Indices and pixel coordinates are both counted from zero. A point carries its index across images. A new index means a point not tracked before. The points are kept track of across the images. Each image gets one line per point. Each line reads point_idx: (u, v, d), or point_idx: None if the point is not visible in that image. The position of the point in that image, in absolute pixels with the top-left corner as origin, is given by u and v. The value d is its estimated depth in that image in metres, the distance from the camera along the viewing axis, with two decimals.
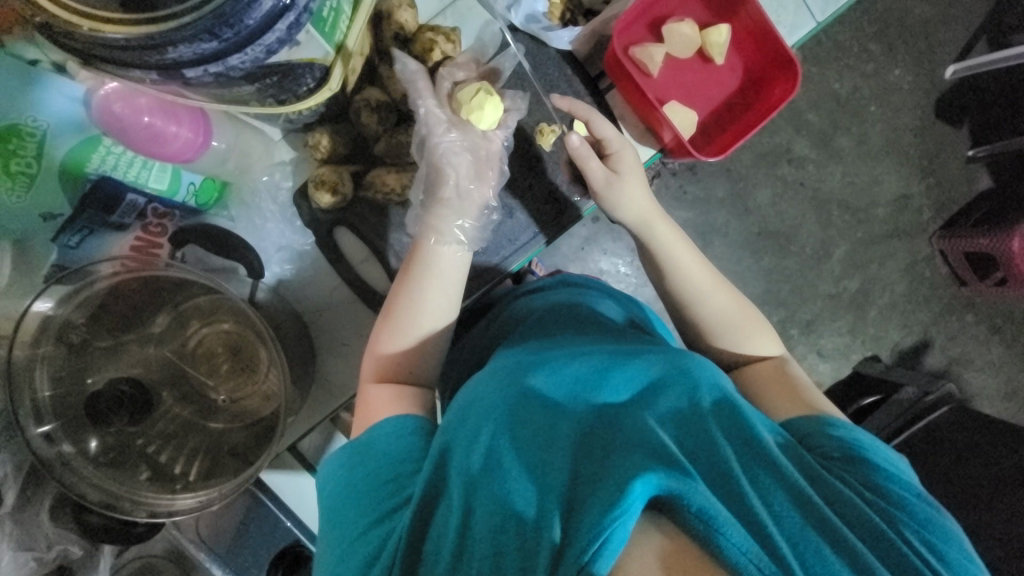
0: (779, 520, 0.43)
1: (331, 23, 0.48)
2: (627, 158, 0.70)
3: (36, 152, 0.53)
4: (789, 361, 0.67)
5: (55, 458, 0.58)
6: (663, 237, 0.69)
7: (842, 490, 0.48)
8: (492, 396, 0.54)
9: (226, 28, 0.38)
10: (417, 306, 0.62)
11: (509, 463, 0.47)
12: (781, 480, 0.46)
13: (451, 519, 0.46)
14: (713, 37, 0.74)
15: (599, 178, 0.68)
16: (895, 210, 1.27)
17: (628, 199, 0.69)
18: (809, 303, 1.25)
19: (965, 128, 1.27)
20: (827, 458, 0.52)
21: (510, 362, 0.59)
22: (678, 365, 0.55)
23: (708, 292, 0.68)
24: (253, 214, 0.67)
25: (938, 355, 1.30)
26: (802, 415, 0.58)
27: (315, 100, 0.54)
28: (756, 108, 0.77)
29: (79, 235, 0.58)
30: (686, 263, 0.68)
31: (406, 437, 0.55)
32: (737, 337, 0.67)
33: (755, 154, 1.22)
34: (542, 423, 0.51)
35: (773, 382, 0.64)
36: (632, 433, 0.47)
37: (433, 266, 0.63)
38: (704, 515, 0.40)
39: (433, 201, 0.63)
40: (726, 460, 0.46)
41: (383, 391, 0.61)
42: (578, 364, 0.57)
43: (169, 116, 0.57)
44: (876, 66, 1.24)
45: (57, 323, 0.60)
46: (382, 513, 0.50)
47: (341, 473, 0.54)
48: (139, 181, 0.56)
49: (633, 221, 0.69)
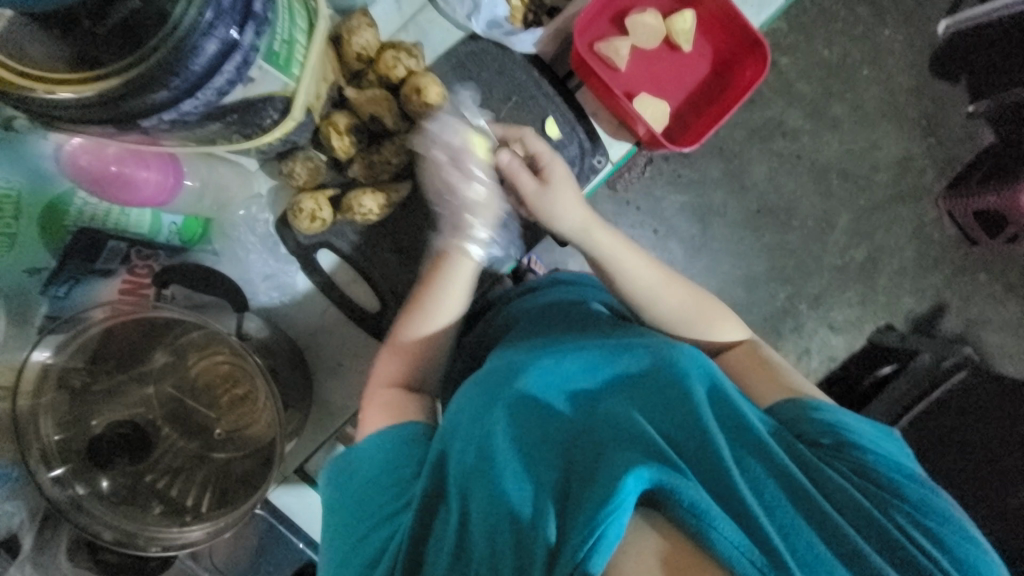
0: (771, 510, 0.42)
1: (285, 56, 0.48)
2: (560, 169, 0.64)
3: (14, 212, 0.55)
4: (760, 343, 0.66)
5: (67, 502, 0.60)
6: (607, 244, 0.64)
7: (833, 476, 0.47)
8: (486, 399, 0.53)
9: (175, 77, 0.39)
10: (438, 302, 0.63)
11: (502, 463, 0.46)
12: (773, 468, 0.45)
13: (450, 519, 0.46)
14: (678, 25, 0.73)
15: (529, 191, 0.62)
16: (898, 173, 1.23)
17: (565, 210, 0.63)
18: (815, 277, 1.24)
19: (962, 83, 1.23)
20: (816, 445, 0.51)
21: (503, 363, 0.58)
22: (667, 359, 0.54)
23: (660, 293, 0.65)
24: (236, 247, 0.67)
25: (955, 318, 1.28)
26: (788, 399, 0.56)
27: (282, 130, 0.55)
28: (728, 94, 0.77)
29: (66, 286, 0.60)
30: (638, 264, 0.64)
31: (408, 444, 0.55)
32: (698, 328, 0.65)
33: (747, 131, 1.19)
34: (536, 422, 0.49)
35: (753, 369, 0.62)
36: (623, 430, 0.46)
37: (456, 279, 0.63)
38: (696, 511, 0.39)
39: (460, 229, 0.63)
40: (718, 452, 0.45)
41: (391, 394, 0.61)
42: (570, 364, 0.55)
43: (138, 162, 0.56)
44: (864, 30, 1.21)
45: (56, 371, 0.61)
46: (384, 515, 0.50)
47: (341, 479, 0.54)
48: (121, 224, 0.59)
49: (573, 233, 0.64)
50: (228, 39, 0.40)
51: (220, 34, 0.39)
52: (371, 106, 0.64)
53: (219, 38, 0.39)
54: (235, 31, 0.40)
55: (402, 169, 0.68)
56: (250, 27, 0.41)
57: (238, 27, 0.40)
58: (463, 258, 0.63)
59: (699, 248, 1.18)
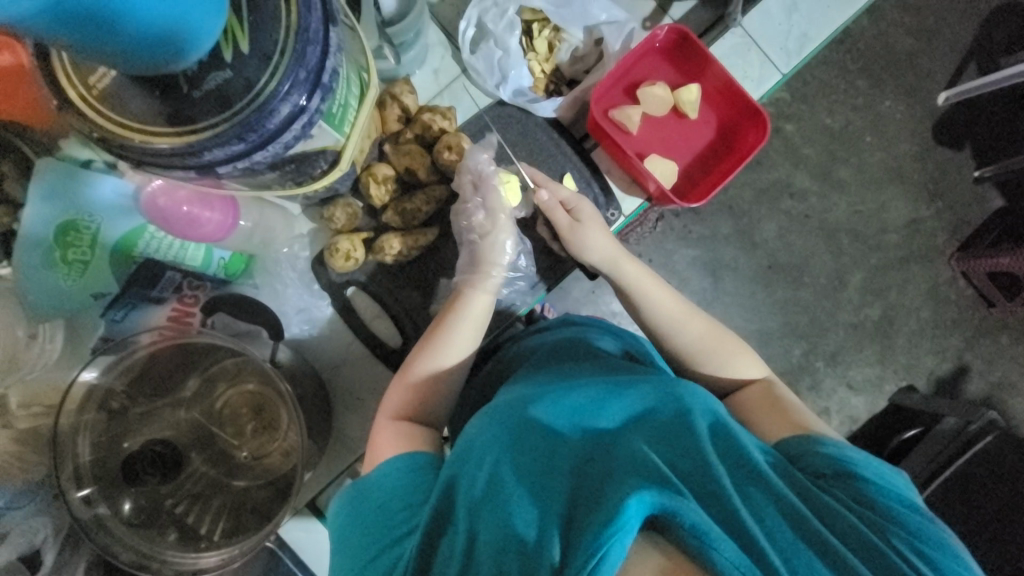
0: (771, 534, 0.43)
1: (339, 116, 0.54)
2: (586, 206, 0.72)
3: (90, 242, 0.60)
4: (776, 382, 0.66)
5: (92, 520, 0.62)
6: (632, 272, 0.70)
7: (837, 508, 0.47)
8: (495, 431, 0.54)
9: (251, 133, 0.46)
10: (450, 339, 0.66)
11: (509, 491, 0.47)
12: (774, 498, 0.45)
13: (457, 541, 0.47)
14: (684, 96, 0.81)
15: (563, 224, 0.71)
16: (907, 235, 1.26)
17: (593, 241, 0.71)
18: (830, 333, 1.25)
19: (967, 150, 1.26)
20: (819, 475, 0.52)
21: (512, 398, 0.59)
22: (670, 393, 0.54)
23: (681, 322, 0.68)
24: (275, 281, 0.73)
25: (979, 381, 1.26)
26: (796, 434, 0.57)
27: (329, 178, 0.62)
28: (732, 156, 0.83)
29: (123, 311, 0.66)
30: (660, 294, 0.69)
31: (417, 471, 0.56)
32: (717, 361, 0.67)
33: (756, 191, 1.23)
34: (542, 452, 0.50)
35: (765, 406, 0.62)
36: (626, 457, 0.47)
37: (467, 315, 0.67)
38: (697, 532, 0.40)
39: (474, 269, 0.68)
40: (717, 477, 0.45)
41: (398, 427, 0.62)
42: (576, 397, 0.56)
43: (204, 204, 0.64)
44: (865, 99, 1.24)
45: (99, 391, 0.65)
46: (391, 540, 0.51)
47: (351, 507, 0.55)
48: (179, 257, 0.64)
49: (602, 262, 0.71)
50: (297, 103, 0.47)
51: (292, 99, 0.46)
52: (406, 160, 0.71)
53: (291, 102, 0.46)
54: (304, 99, 0.47)
55: (431, 216, 0.74)
56: (317, 95, 0.48)
57: (307, 95, 0.47)
58: (474, 294, 0.67)
59: (712, 302, 1.21)
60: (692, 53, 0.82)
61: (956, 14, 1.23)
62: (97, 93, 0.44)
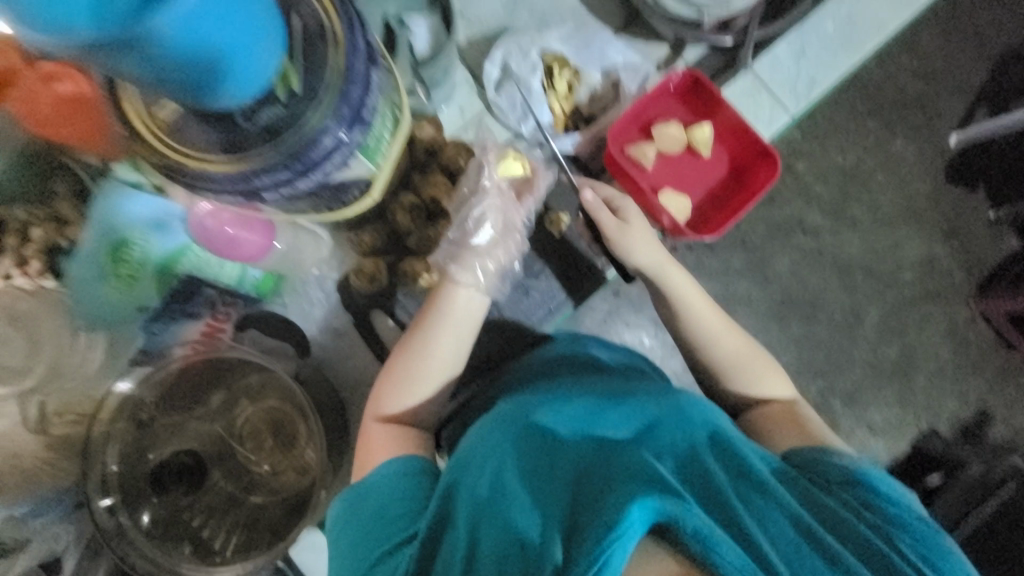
0: (774, 539, 0.44)
1: (374, 147, 0.58)
2: (632, 208, 0.73)
3: (140, 260, 0.65)
4: (802, 404, 0.67)
5: (114, 528, 0.64)
6: (676, 280, 0.70)
7: (838, 513, 0.49)
8: (495, 434, 0.53)
9: (297, 161, 0.50)
10: (429, 350, 0.66)
11: (513, 497, 0.47)
12: (777, 505, 0.46)
13: (458, 541, 0.47)
14: (697, 135, 0.84)
15: (611, 227, 0.71)
16: (923, 273, 1.26)
17: (641, 245, 0.71)
18: (847, 372, 1.24)
19: (981, 190, 1.27)
20: (829, 483, 0.53)
21: (513, 403, 0.58)
22: (671, 402, 0.54)
23: (719, 336, 0.69)
24: (302, 300, 0.77)
25: (1002, 426, 1.24)
26: (812, 444, 0.58)
27: (361, 204, 0.65)
28: (745, 192, 0.86)
29: (162, 324, 0.70)
30: (700, 305, 0.70)
31: (412, 477, 0.57)
32: (747, 379, 0.67)
33: (769, 226, 1.25)
34: (544, 458, 0.50)
35: (787, 422, 0.64)
36: (628, 461, 0.46)
37: (451, 311, 0.67)
38: (700, 536, 0.41)
39: (459, 254, 0.68)
40: (721, 484, 0.46)
41: (388, 430, 0.63)
42: (577, 403, 0.55)
43: (245, 225, 0.66)
44: (876, 139, 1.26)
45: (130, 402, 0.68)
46: (390, 547, 0.51)
47: (350, 510, 0.56)
48: (216, 275, 0.68)
49: (647, 267, 0.71)
50: (338, 136, 0.51)
51: (334, 131, 0.50)
52: (433, 189, 0.74)
53: (333, 134, 0.50)
54: (345, 131, 0.51)
55: None
56: (356, 127, 0.52)
57: (347, 127, 0.51)
58: (456, 288, 0.67)
59: None
60: (704, 96, 0.85)
61: (965, 59, 1.27)
62: (163, 125, 0.49)
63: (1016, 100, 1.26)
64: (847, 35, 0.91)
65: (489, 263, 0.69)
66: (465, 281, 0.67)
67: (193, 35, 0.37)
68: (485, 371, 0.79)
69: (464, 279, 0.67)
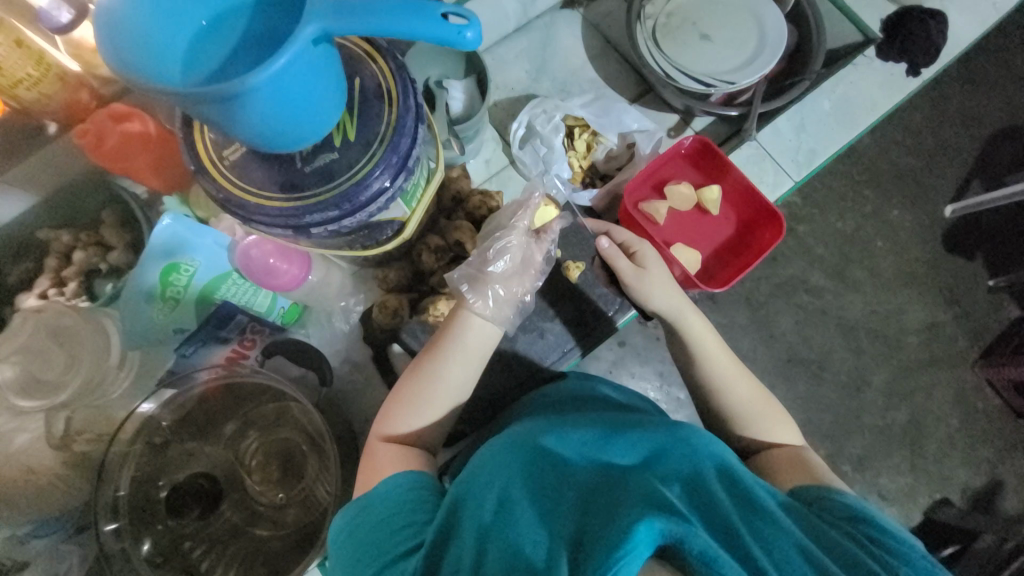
0: (783, 568, 0.42)
1: (412, 194, 0.63)
2: (648, 252, 0.77)
3: (185, 284, 0.67)
4: (809, 451, 0.66)
5: (118, 552, 0.64)
6: (690, 323, 0.72)
7: (855, 554, 0.46)
8: (502, 457, 0.53)
9: (347, 202, 0.55)
10: (439, 373, 0.66)
11: (518, 518, 0.46)
12: (785, 535, 0.44)
13: (462, 561, 0.45)
14: (707, 195, 0.90)
15: (629, 273, 0.74)
16: (927, 339, 1.28)
17: (658, 289, 0.73)
18: (856, 435, 1.23)
19: (979, 260, 1.32)
20: (839, 520, 0.52)
21: (519, 429, 0.58)
22: (676, 432, 0.52)
23: (731, 382, 0.69)
24: (325, 329, 0.81)
25: (1015, 498, 1.23)
26: (814, 485, 0.58)
27: (392, 244, 0.70)
28: (750, 250, 0.91)
29: (193, 347, 0.71)
30: (713, 350, 0.71)
31: (417, 490, 0.55)
32: (757, 426, 0.68)
33: (772, 285, 1.29)
34: (551, 480, 0.49)
35: (791, 465, 0.63)
36: (634, 484, 0.45)
37: (463, 337, 0.67)
38: (705, 559, 0.39)
39: (478, 282, 0.69)
40: (727, 508, 0.45)
41: (390, 449, 0.62)
42: (583, 429, 0.54)
43: (284, 257, 0.71)
44: (874, 208, 1.33)
45: (150, 424, 0.70)
46: (391, 561, 0.49)
47: (353, 524, 0.54)
48: (250, 303, 0.71)
49: (663, 309, 0.73)
50: (384, 183, 0.56)
51: (382, 177, 0.55)
52: (458, 234, 0.77)
53: (381, 179, 0.55)
54: (390, 179, 0.56)
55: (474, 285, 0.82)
56: (401, 175, 0.57)
57: (393, 176, 0.57)
58: (471, 313, 0.68)
59: None
60: (713, 159, 0.91)
61: (954, 139, 1.36)
62: (228, 162, 0.55)
63: (1006, 176, 1.34)
64: (844, 112, 0.98)
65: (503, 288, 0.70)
66: (477, 301, 0.68)
67: (274, 98, 0.45)
68: (496, 410, 0.80)
69: (480, 306, 0.68)
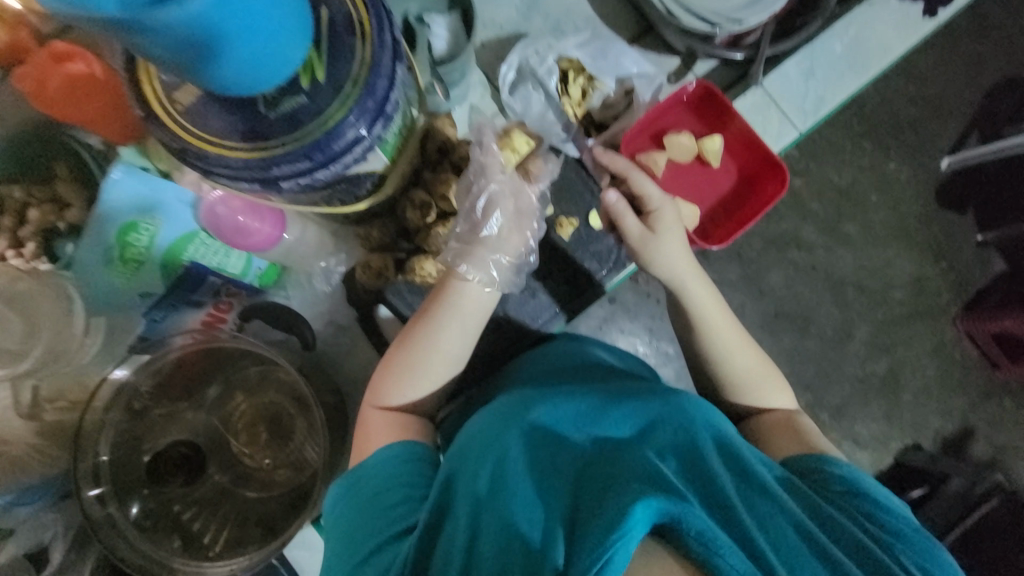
0: (777, 545, 0.42)
1: (391, 143, 0.58)
2: (666, 215, 0.71)
3: (147, 244, 0.63)
4: (801, 416, 0.67)
5: (103, 519, 0.62)
6: (697, 289, 0.69)
7: (845, 526, 0.47)
8: (496, 426, 0.51)
9: (318, 152, 0.50)
10: (432, 342, 0.63)
11: (513, 492, 0.45)
12: (779, 508, 0.44)
13: (457, 537, 0.44)
14: (708, 145, 0.85)
15: (634, 234, 0.70)
16: (913, 293, 1.28)
17: (667, 253, 0.70)
18: (836, 386, 1.25)
19: (971, 214, 1.30)
20: (829, 491, 0.53)
21: (512, 398, 0.56)
22: (673, 404, 0.51)
23: (734, 351, 0.68)
24: (307, 292, 0.76)
25: (983, 444, 1.27)
26: (806, 453, 0.58)
27: (371, 200, 0.65)
28: (751, 204, 0.87)
29: (162, 312, 0.68)
30: (714, 316, 0.69)
31: (414, 462, 0.55)
32: (752, 393, 0.67)
33: (764, 240, 1.26)
34: (547, 453, 0.48)
35: (783, 430, 0.64)
36: (631, 463, 0.45)
37: (459, 303, 0.65)
38: (703, 538, 0.39)
39: (468, 249, 0.66)
40: (724, 488, 0.44)
41: (388, 417, 0.61)
42: (578, 400, 0.53)
43: (255, 214, 0.66)
44: (871, 161, 1.29)
45: (127, 390, 0.67)
46: (387, 538, 0.48)
47: (349, 496, 0.54)
48: (222, 265, 0.67)
49: (664, 274, 0.70)
50: (361, 131, 0.51)
51: (357, 124, 0.50)
52: (444, 187, 0.72)
53: (356, 127, 0.50)
54: (366, 126, 0.51)
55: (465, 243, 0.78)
56: (378, 123, 0.52)
57: (368, 123, 0.51)
58: (465, 280, 0.65)
59: None
60: (715, 107, 0.86)
61: (958, 86, 1.30)
62: (180, 107, 0.49)
63: (1006, 128, 1.29)
64: (859, 54, 0.92)
65: (509, 255, 0.68)
66: (478, 275, 0.65)
67: (246, 26, 0.39)
68: (487, 371, 0.79)
69: (474, 273, 0.65)
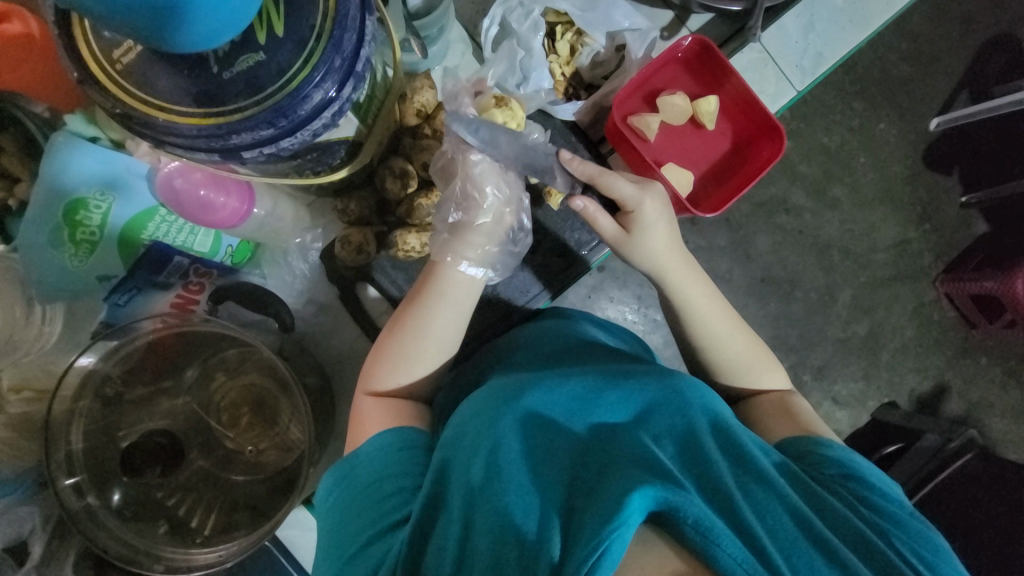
0: (774, 533, 0.41)
1: (361, 105, 0.54)
2: (647, 212, 0.66)
3: (100, 222, 0.59)
4: (794, 396, 0.67)
5: (81, 510, 0.60)
6: (682, 280, 0.67)
7: (839, 510, 0.47)
8: (488, 411, 0.50)
9: (282, 118, 0.45)
10: (425, 322, 0.61)
11: (508, 479, 0.44)
12: (776, 497, 0.44)
13: (451, 529, 0.43)
14: (702, 106, 0.81)
15: (610, 235, 0.67)
16: (896, 255, 1.28)
17: (649, 249, 0.66)
18: (819, 348, 1.27)
19: (957, 175, 1.29)
20: (824, 475, 0.53)
21: (505, 381, 0.54)
22: (671, 387, 0.51)
23: (724, 340, 0.67)
24: (284, 271, 0.73)
25: (957, 400, 1.31)
26: (799, 436, 0.58)
27: (348, 169, 0.61)
28: (746, 169, 0.84)
29: (127, 295, 0.64)
30: (705, 299, 0.67)
31: (407, 450, 0.53)
32: (744, 376, 0.67)
33: (752, 205, 1.24)
34: (542, 439, 0.47)
35: (778, 413, 0.64)
36: (628, 452, 0.44)
37: (450, 284, 0.62)
38: (701, 527, 0.38)
39: (458, 235, 0.63)
40: (722, 477, 0.44)
41: (382, 404, 0.58)
42: (574, 384, 0.52)
43: (219, 188, 0.61)
44: (861, 121, 1.26)
45: (96, 378, 0.63)
46: (383, 528, 0.47)
47: (341, 486, 0.52)
48: (186, 243, 0.63)
49: (648, 268, 0.68)
50: (329, 92, 0.46)
51: (325, 87, 0.45)
52: (425, 154, 0.68)
53: (324, 90, 0.45)
54: (335, 88, 0.47)
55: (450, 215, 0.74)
56: (348, 84, 0.48)
57: (337, 84, 0.47)
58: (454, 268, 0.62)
59: None
60: (712, 66, 0.82)
61: (951, 43, 1.26)
62: (121, 68, 0.43)
63: (995, 87, 1.27)
64: (858, 8, 0.87)
65: (495, 243, 0.65)
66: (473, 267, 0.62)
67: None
68: (475, 348, 0.77)
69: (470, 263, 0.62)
